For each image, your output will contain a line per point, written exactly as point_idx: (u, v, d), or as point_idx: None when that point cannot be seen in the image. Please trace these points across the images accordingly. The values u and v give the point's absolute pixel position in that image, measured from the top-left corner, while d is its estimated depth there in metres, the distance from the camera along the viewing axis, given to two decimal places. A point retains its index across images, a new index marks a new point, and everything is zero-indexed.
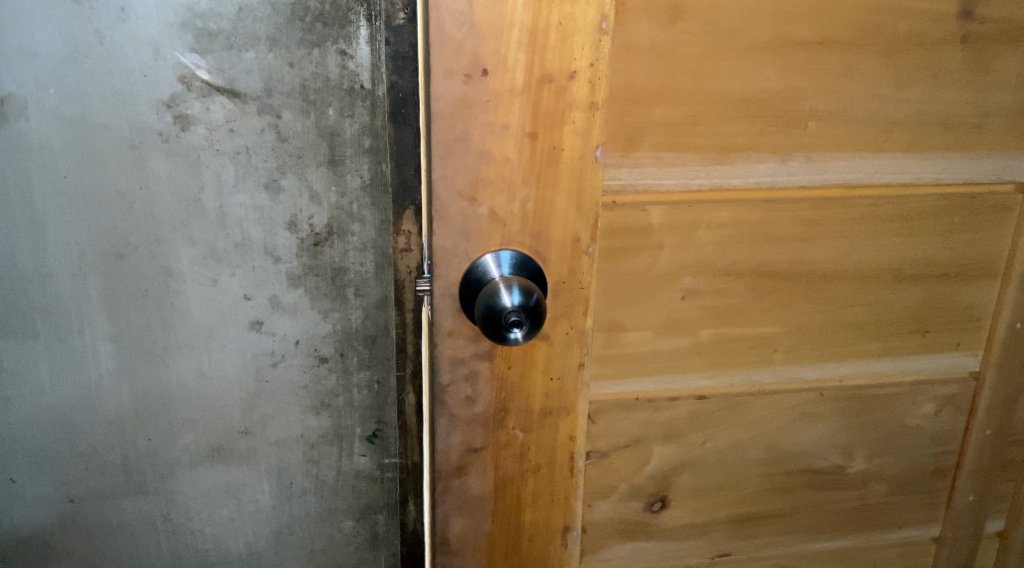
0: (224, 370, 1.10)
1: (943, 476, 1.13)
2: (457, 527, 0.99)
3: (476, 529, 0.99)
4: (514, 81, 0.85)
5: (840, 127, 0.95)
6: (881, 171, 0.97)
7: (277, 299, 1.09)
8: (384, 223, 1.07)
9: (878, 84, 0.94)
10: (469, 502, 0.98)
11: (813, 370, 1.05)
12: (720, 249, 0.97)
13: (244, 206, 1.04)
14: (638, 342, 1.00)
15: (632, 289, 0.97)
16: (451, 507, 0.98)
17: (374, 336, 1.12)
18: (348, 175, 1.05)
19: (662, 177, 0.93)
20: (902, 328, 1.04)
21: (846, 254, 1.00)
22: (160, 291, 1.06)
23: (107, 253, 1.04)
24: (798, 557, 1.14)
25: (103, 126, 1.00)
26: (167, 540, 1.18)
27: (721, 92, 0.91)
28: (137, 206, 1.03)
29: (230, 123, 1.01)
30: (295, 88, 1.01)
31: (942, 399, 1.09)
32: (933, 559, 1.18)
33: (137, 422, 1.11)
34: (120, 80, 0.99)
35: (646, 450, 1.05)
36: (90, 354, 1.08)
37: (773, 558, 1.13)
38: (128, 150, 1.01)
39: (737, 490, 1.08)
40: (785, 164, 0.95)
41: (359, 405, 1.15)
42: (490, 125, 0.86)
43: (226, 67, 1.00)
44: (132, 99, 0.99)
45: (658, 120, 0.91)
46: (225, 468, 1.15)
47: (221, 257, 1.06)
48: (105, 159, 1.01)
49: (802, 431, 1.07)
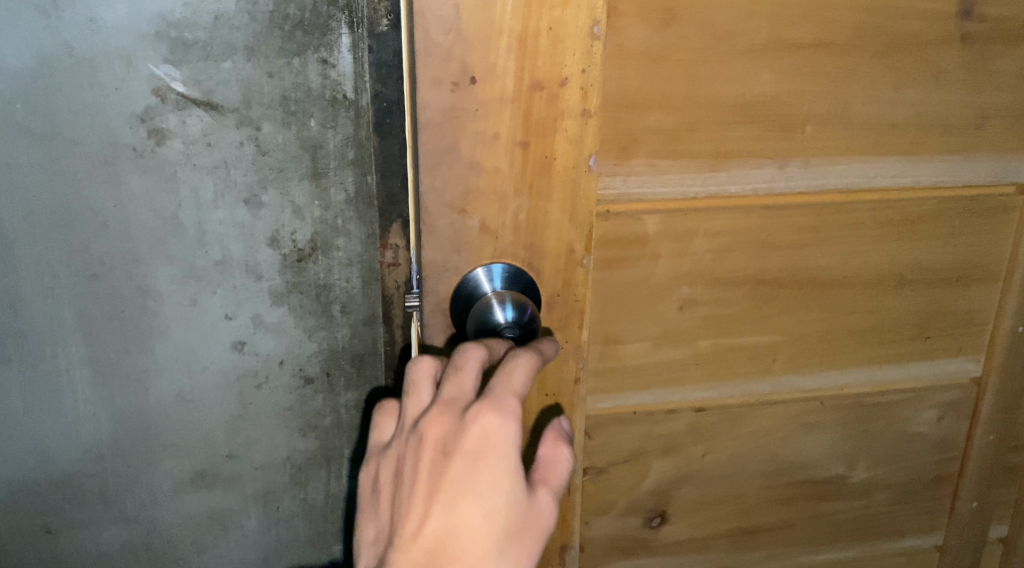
0: (206, 392, 1.07)
1: (946, 483, 1.11)
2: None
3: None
4: (504, 89, 0.82)
5: (839, 131, 0.91)
6: (881, 175, 0.94)
7: (260, 318, 1.05)
8: (371, 238, 1.04)
9: (878, 86, 0.90)
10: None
11: (813, 380, 1.02)
12: (717, 258, 0.94)
13: (224, 222, 1.01)
14: (635, 354, 0.97)
15: (628, 300, 0.95)
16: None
17: (362, 354, 1.09)
18: (332, 188, 1.01)
19: (658, 185, 0.90)
20: (903, 334, 1.02)
21: (846, 261, 0.97)
22: (138, 312, 1.03)
23: (82, 274, 1.00)
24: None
25: (74, 142, 0.96)
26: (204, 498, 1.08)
27: (717, 97, 0.88)
28: (112, 224, 0.99)
29: (207, 136, 0.98)
30: (275, 99, 0.97)
31: (944, 406, 1.07)
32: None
33: (115, 449, 1.07)
34: (92, 93, 0.94)
35: (645, 464, 1.03)
36: (65, 379, 1.04)
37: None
38: (101, 166, 0.97)
39: (737, 503, 1.07)
40: (783, 170, 0.92)
41: (347, 426, 1.11)
42: (479, 135, 0.83)
43: (202, 78, 0.96)
44: (104, 113, 0.95)
45: (653, 126, 0.88)
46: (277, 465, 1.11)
47: (202, 276, 1.02)
48: (78, 177, 0.97)
49: (803, 442, 1.05)
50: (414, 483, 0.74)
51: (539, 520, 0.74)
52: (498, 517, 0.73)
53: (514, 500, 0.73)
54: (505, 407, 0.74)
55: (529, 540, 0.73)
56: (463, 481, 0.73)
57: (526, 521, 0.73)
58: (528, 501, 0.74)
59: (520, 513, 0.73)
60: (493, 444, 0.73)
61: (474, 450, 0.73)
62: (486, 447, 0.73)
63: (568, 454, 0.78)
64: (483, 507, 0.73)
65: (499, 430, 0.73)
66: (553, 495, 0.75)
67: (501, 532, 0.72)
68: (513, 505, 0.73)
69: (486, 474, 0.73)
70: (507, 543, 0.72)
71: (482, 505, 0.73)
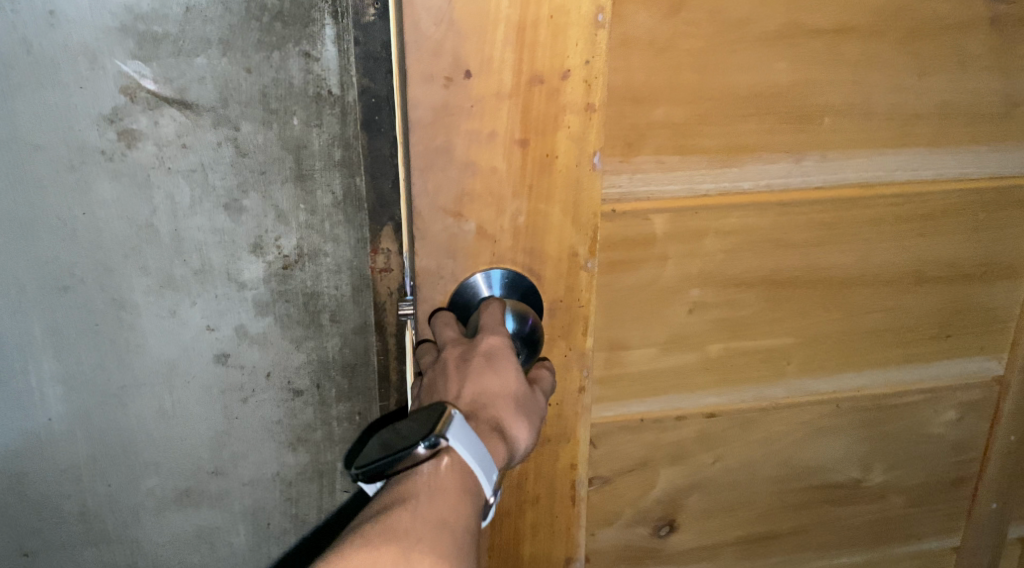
0: (189, 408, 1.02)
1: (964, 484, 1.07)
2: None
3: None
4: (501, 83, 0.77)
5: (858, 123, 0.86)
6: (902, 168, 0.88)
7: (244, 329, 1.00)
8: (361, 242, 0.99)
9: (899, 74, 0.85)
10: (418, 482, 0.73)
11: (827, 383, 0.97)
12: (728, 258, 0.89)
13: (203, 228, 0.95)
14: (642, 360, 0.92)
15: (634, 304, 0.89)
16: (451, 485, 0.73)
17: (354, 364, 1.03)
18: (318, 191, 0.96)
19: (667, 182, 0.84)
20: (923, 334, 0.97)
21: (864, 259, 0.92)
22: (113, 325, 0.97)
23: (51, 287, 0.95)
24: None
25: (38, 148, 0.90)
26: (205, 504, 1.07)
27: (729, 89, 0.82)
28: (82, 234, 0.93)
29: (182, 137, 0.92)
30: (255, 96, 0.91)
31: (964, 406, 1.02)
32: None
33: (92, 469, 1.03)
34: (55, 94, 0.88)
35: (652, 472, 0.98)
36: (37, 396, 0.99)
37: None
38: (68, 172, 0.91)
39: (749, 509, 1.02)
40: (798, 165, 0.86)
41: (339, 439, 1.07)
42: (474, 134, 0.78)
43: (174, 75, 0.90)
44: (69, 116, 0.89)
45: (660, 120, 0.82)
46: (266, 482, 1.07)
47: (180, 286, 0.97)
48: (43, 184, 0.91)
49: (818, 446, 1.00)
50: (440, 387, 0.80)
51: (541, 402, 0.81)
52: (512, 397, 0.79)
53: (520, 387, 0.79)
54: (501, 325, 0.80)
55: (538, 417, 0.80)
56: (481, 374, 0.78)
57: (534, 403, 0.80)
58: (528, 392, 0.80)
59: (525, 399, 0.80)
60: (500, 349, 0.79)
61: (485, 356, 0.79)
62: (496, 349, 0.79)
63: (547, 371, 0.84)
64: (500, 391, 0.79)
65: (504, 342, 0.80)
66: (544, 393, 0.82)
67: (517, 408, 0.79)
68: (523, 388, 0.79)
69: (502, 366, 0.79)
70: (522, 417, 0.79)
71: (499, 389, 0.79)
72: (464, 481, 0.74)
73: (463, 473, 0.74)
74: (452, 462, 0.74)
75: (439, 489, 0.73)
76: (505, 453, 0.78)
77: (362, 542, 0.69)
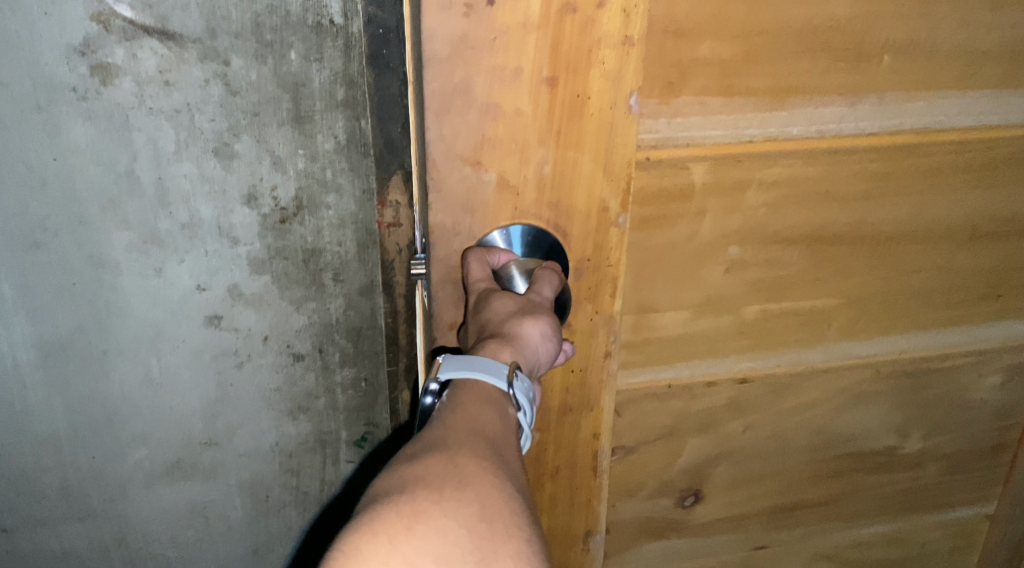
0: (179, 374, 0.95)
1: (1004, 450, 0.99)
2: (479, 467, 0.62)
3: (512, 474, 0.63)
4: (529, 12, 0.68)
5: (922, 62, 0.77)
6: (966, 112, 0.80)
7: (238, 288, 0.92)
8: (367, 194, 0.90)
9: (970, 6, 0.76)
10: (435, 413, 0.67)
11: (870, 346, 0.89)
12: (771, 212, 0.80)
13: (190, 176, 0.87)
14: (673, 324, 0.84)
15: (667, 263, 0.81)
16: (470, 400, 0.67)
17: (360, 328, 0.96)
18: (319, 135, 0.87)
19: (709, 128, 0.76)
20: (973, 294, 0.89)
21: (917, 213, 0.83)
22: (91, 285, 0.89)
23: (19, 243, 0.87)
24: (839, 547, 1.02)
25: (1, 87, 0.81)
26: (198, 478, 1.01)
27: (781, 21, 0.73)
28: (53, 183, 0.85)
29: (164, 73, 0.83)
30: (247, 25, 0.82)
31: (1011, 369, 0.94)
32: (986, 539, 1.05)
33: (74, 439, 0.96)
34: (15, 22, 0.79)
35: (679, 442, 0.90)
36: (8, 362, 0.92)
37: (811, 548, 1.01)
38: (35, 113, 0.82)
39: (779, 479, 0.95)
40: (853, 108, 0.77)
41: (343, 408, 1.00)
42: (498, 71, 0.70)
43: (154, 1, 0.81)
44: (33, 48, 0.80)
45: (704, 57, 0.73)
46: (264, 459, 1.01)
47: (166, 241, 0.89)
48: (5, 125, 0.82)
49: (854, 413, 0.93)
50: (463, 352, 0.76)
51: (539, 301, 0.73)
52: (505, 313, 0.72)
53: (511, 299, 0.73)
54: (483, 274, 0.75)
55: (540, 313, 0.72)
56: (477, 318, 0.74)
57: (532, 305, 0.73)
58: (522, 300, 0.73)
59: (519, 306, 0.72)
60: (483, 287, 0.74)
61: (475, 304, 0.74)
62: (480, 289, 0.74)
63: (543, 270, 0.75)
64: (493, 314, 0.72)
65: (487, 288, 0.74)
66: (545, 293, 0.74)
67: (512, 317, 0.72)
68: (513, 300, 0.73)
69: (487, 298, 0.73)
70: (520, 319, 0.71)
71: (492, 316, 0.72)
72: (475, 389, 0.68)
73: (469, 388, 0.68)
74: (457, 389, 0.68)
75: (456, 406, 0.67)
76: (514, 353, 0.70)
77: (403, 461, 0.62)
